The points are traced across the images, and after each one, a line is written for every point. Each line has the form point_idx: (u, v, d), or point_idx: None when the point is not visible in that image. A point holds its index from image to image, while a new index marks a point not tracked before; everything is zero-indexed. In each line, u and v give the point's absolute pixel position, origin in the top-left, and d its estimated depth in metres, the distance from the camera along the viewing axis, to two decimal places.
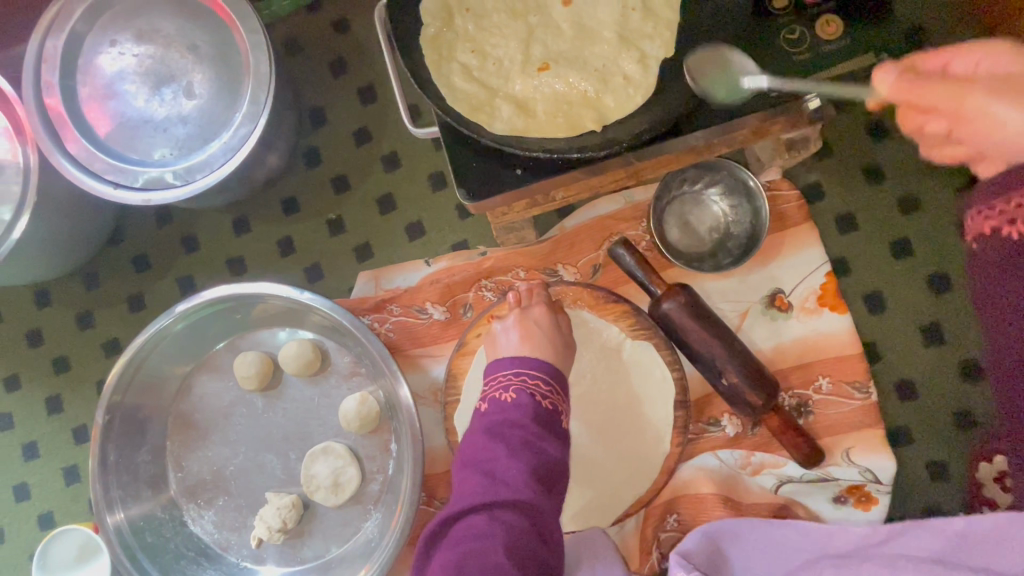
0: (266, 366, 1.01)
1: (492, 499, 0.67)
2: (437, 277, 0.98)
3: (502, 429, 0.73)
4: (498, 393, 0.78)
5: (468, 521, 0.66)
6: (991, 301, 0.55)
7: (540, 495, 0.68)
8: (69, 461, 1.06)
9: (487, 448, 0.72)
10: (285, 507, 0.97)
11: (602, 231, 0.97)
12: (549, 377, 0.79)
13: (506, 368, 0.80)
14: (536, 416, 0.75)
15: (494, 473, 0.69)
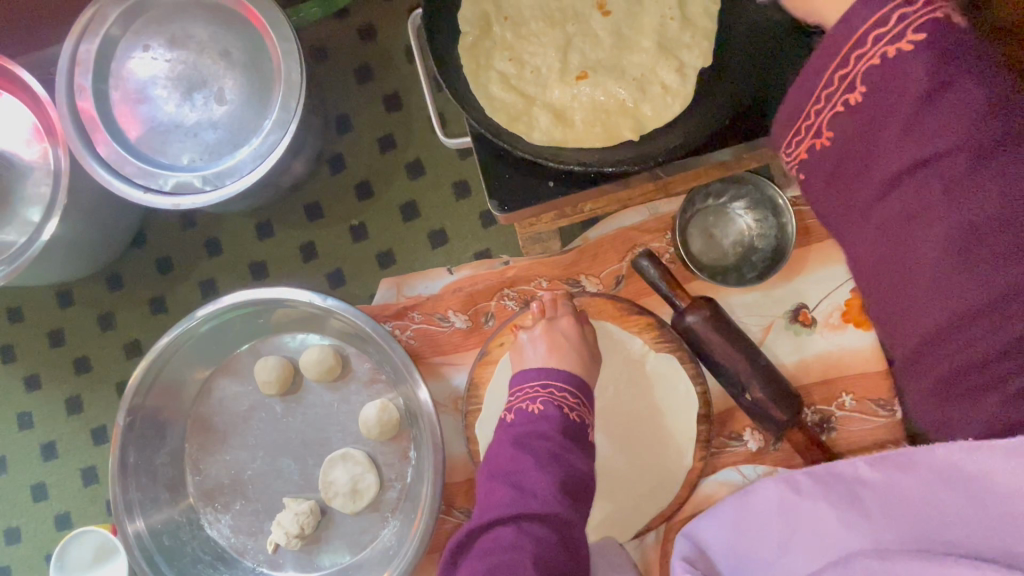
0: (288, 370, 1.01)
1: (520, 510, 0.67)
2: (460, 285, 0.98)
3: (530, 439, 0.74)
4: (525, 403, 0.78)
5: (495, 532, 0.66)
6: (876, 273, 0.49)
7: (568, 508, 0.68)
8: (87, 462, 1.06)
9: (514, 458, 0.72)
10: (303, 513, 0.97)
11: (625, 243, 0.96)
12: (575, 389, 0.80)
13: (533, 380, 0.81)
14: (563, 428, 0.75)
15: (523, 484, 0.70)
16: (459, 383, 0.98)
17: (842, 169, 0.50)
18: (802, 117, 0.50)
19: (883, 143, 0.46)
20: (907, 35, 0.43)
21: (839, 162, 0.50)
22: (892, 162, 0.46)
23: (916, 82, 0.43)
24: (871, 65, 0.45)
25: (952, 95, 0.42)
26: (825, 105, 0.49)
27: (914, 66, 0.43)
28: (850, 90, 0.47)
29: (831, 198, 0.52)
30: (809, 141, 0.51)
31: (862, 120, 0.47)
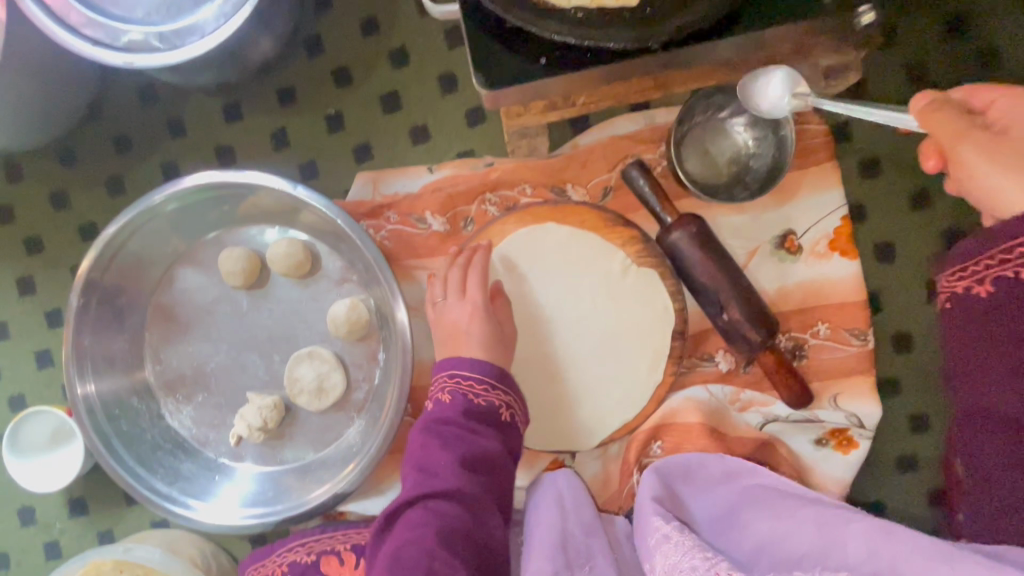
0: (254, 263, 0.96)
1: (426, 491, 0.71)
2: (440, 185, 0.93)
3: (436, 426, 0.76)
4: (435, 394, 0.81)
5: (407, 514, 0.71)
6: (983, 415, 0.55)
7: (472, 481, 0.73)
8: (41, 345, 1.02)
9: (423, 449, 0.75)
10: (266, 408, 0.95)
11: (617, 152, 0.92)
12: (484, 376, 0.80)
13: (443, 369, 0.82)
14: (472, 410, 0.77)
15: (427, 472, 0.73)
16: None
17: (989, 329, 0.53)
18: (976, 260, 0.53)
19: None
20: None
21: (993, 317, 0.53)
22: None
23: None
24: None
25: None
26: (991, 266, 0.52)
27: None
28: (1013, 268, 0.51)
29: (958, 339, 0.56)
30: (969, 283, 0.54)
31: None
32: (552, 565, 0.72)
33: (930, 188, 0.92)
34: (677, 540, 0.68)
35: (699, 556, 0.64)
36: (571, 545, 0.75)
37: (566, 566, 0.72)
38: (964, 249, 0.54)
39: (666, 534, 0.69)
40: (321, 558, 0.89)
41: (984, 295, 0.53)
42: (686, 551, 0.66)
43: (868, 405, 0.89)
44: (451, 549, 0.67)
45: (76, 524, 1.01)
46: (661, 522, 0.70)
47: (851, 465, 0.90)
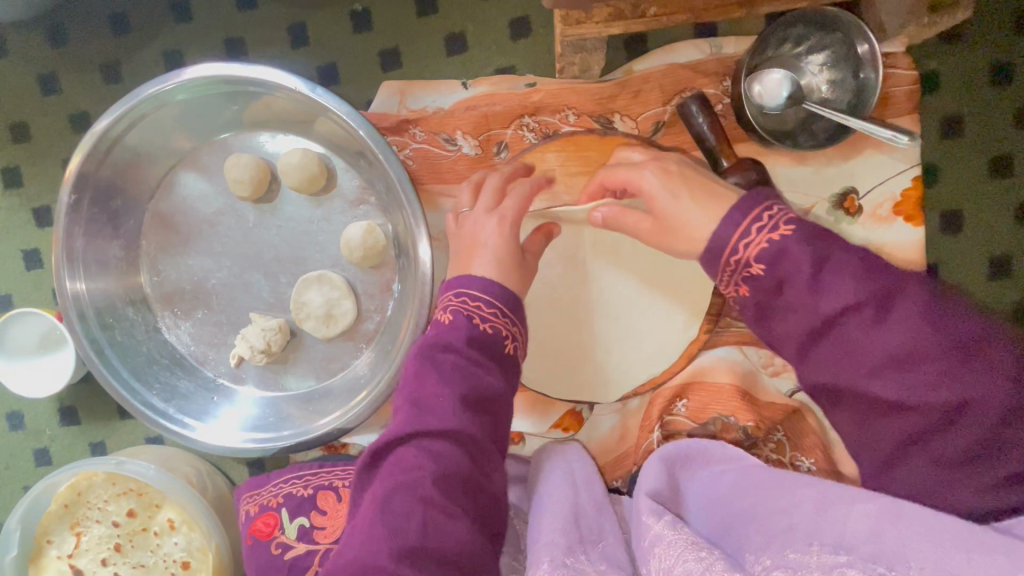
0: (263, 173, 0.88)
1: (420, 428, 0.60)
2: (474, 103, 0.84)
3: (434, 352, 0.65)
4: (437, 314, 0.69)
5: (397, 453, 0.60)
6: (829, 391, 0.52)
7: (475, 420, 0.61)
8: (28, 244, 0.94)
9: (416, 378, 0.64)
10: (270, 330, 0.90)
11: (676, 82, 0.82)
12: (488, 300, 0.69)
13: (448, 289, 0.71)
14: (474, 338, 0.66)
15: (422, 406, 0.62)
16: None
17: (778, 308, 0.53)
18: (725, 264, 0.56)
19: (802, 294, 0.51)
20: (781, 227, 0.54)
21: (770, 305, 0.54)
22: (816, 310, 0.50)
23: (802, 253, 0.52)
24: (762, 247, 0.54)
25: (837, 272, 0.51)
26: (747, 249, 0.55)
27: (795, 250, 0.52)
28: (749, 267, 0.55)
29: (765, 333, 0.57)
30: (735, 286, 0.57)
31: (782, 279, 0.52)
32: (564, 540, 0.67)
33: (1011, 154, 0.84)
34: (670, 540, 0.63)
35: (692, 557, 0.59)
36: (582, 522, 0.72)
37: (577, 542, 0.68)
38: (718, 246, 0.57)
39: (658, 534, 0.64)
40: (320, 491, 0.85)
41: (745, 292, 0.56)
42: (679, 552, 0.60)
43: None
44: (450, 495, 0.57)
45: (67, 433, 0.98)
46: (653, 521, 0.67)
47: None
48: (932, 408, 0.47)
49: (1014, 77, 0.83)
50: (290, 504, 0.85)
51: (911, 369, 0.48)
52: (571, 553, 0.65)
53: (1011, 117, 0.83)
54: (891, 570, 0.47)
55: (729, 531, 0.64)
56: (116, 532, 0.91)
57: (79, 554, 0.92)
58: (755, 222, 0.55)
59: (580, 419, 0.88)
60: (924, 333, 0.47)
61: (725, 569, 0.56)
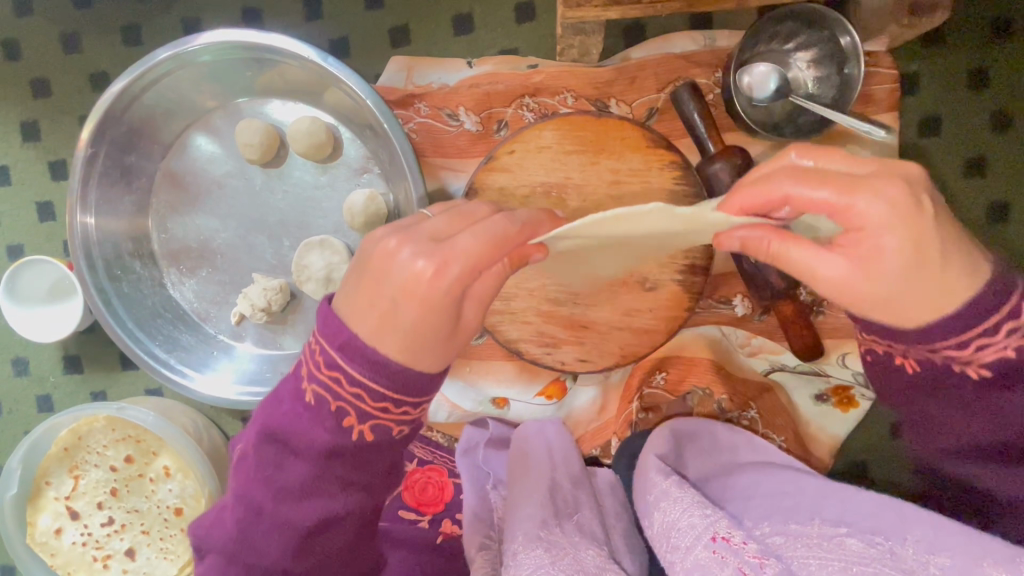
0: (272, 138, 0.91)
1: (251, 541, 0.58)
2: (478, 81, 0.88)
3: (288, 446, 0.57)
4: (302, 385, 0.56)
5: (225, 552, 0.59)
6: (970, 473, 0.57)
7: (317, 538, 0.58)
8: (43, 196, 0.98)
9: (260, 471, 0.58)
10: (271, 290, 0.93)
11: (670, 72, 0.87)
12: (363, 384, 0.53)
13: (315, 343, 0.56)
14: (337, 444, 0.56)
15: (263, 512, 0.58)
16: (456, 192, 0.91)
17: (965, 398, 0.55)
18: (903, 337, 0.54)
19: (993, 396, 0.54)
20: (1002, 325, 0.52)
21: (940, 385, 0.55)
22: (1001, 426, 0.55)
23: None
24: (997, 356, 0.53)
25: None
26: (942, 335, 0.53)
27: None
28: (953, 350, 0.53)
29: (915, 404, 0.58)
30: (900, 355, 0.56)
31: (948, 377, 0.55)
32: (541, 514, 0.71)
33: (984, 156, 0.88)
34: (676, 497, 0.67)
35: (698, 513, 0.64)
36: (558, 496, 0.75)
37: (552, 515, 0.71)
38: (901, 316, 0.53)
39: (665, 490, 0.68)
40: None
41: (907, 364, 0.56)
42: (684, 508, 0.64)
43: None
44: None
45: (70, 381, 1.01)
46: (661, 478, 0.70)
47: (848, 423, 0.92)
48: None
49: (989, 83, 0.87)
50: None
51: None
52: (546, 526, 0.69)
53: (986, 120, 0.88)
54: (887, 540, 0.57)
55: (732, 501, 0.70)
56: (113, 477, 0.95)
57: (76, 497, 0.95)
58: (982, 330, 0.52)
59: (562, 388, 0.92)
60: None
61: (728, 527, 0.62)
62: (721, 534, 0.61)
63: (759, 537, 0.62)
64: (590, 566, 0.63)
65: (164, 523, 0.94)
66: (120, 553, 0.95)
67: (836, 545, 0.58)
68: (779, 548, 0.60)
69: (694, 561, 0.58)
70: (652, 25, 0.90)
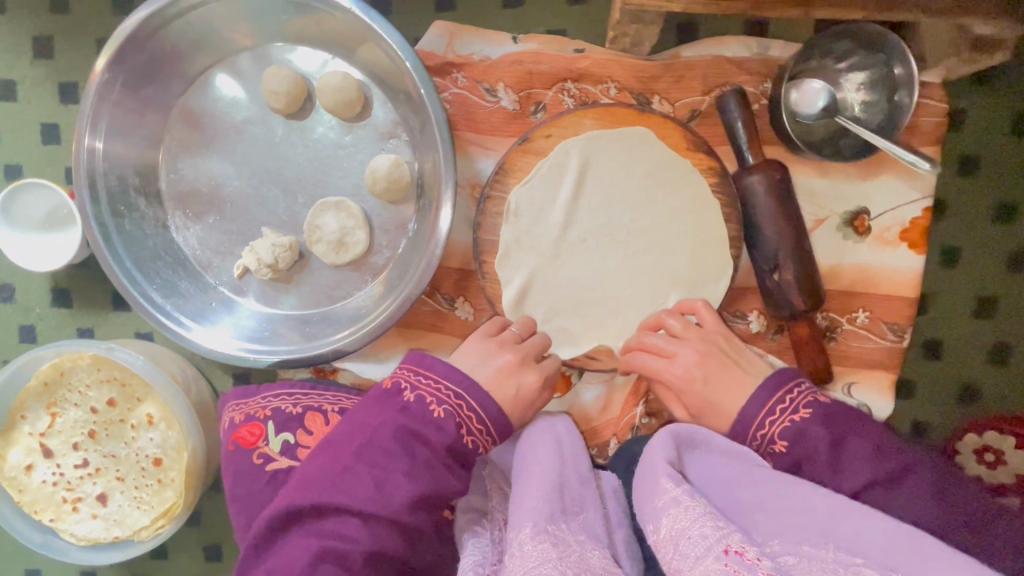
0: (299, 89, 0.87)
1: (336, 538, 0.66)
2: (521, 58, 0.85)
3: (402, 449, 0.70)
4: (428, 396, 0.73)
5: (303, 541, 0.66)
6: None
7: (395, 545, 0.68)
8: (49, 118, 0.93)
9: (369, 464, 0.69)
10: (280, 247, 0.90)
11: (719, 75, 0.84)
12: (483, 417, 0.75)
13: (440, 372, 0.75)
14: (450, 449, 0.72)
15: (353, 507, 0.67)
16: (484, 170, 0.88)
17: (821, 469, 0.69)
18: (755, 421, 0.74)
19: (830, 465, 0.68)
20: (801, 408, 0.71)
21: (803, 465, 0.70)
22: (842, 488, 0.68)
23: (825, 434, 0.69)
24: (785, 426, 0.71)
25: (853, 451, 0.68)
26: (776, 416, 0.72)
27: (813, 432, 0.69)
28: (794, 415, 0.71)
29: None
30: (768, 442, 0.73)
31: (800, 457, 0.70)
32: (548, 508, 0.71)
33: (1015, 202, 0.88)
34: (687, 505, 0.67)
35: (710, 524, 0.65)
36: (567, 493, 0.75)
37: (560, 512, 0.72)
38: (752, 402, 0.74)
39: (676, 497, 0.68)
40: (309, 411, 0.86)
41: (779, 450, 0.71)
42: (696, 517, 0.66)
43: (882, 399, 0.88)
44: None
45: (56, 314, 0.97)
46: (671, 485, 0.69)
47: None
48: (962, 521, 0.63)
49: None
50: (277, 419, 0.86)
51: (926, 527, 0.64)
52: (553, 521, 0.70)
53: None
54: None
55: (744, 512, 0.69)
56: (93, 419, 0.91)
57: (51, 435, 0.92)
58: (778, 403, 0.72)
59: (567, 382, 0.90)
60: (874, 467, 0.66)
61: (740, 541, 0.64)
62: (732, 549, 0.62)
63: (770, 555, 0.64)
64: (594, 567, 0.67)
65: (141, 472, 0.92)
66: (92, 497, 0.92)
67: (852, 573, 0.60)
68: (791, 568, 0.62)
69: (703, 571, 0.61)
70: (705, 24, 0.88)
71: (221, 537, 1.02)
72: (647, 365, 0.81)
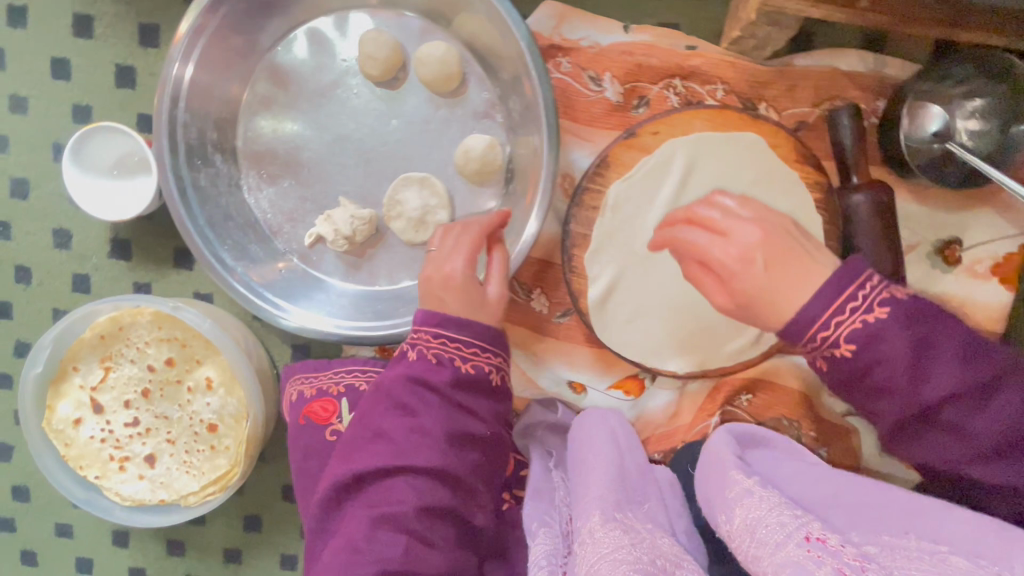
0: (396, 56, 0.84)
1: (385, 505, 0.66)
2: (631, 49, 0.82)
3: (418, 400, 0.70)
4: (425, 344, 0.72)
5: (356, 520, 0.66)
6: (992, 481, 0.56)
7: (443, 494, 0.68)
8: (124, 60, 0.88)
9: (392, 424, 0.70)
10: (359, 219, 0.87)
11: (831, 88, 0.82)
12: (473, 342, 0.72)
13: (434, 320, 0.73)
14: (455, 380, 0.71)
15: (389, 469, 0.68)
16: (578, 162, 0.86)
17: (875, 363, 0.54)
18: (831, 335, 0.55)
19: (896, 363, 0.53)
20: (875, 308, 0.54)
21: (853, 373, 0.55)
22: (920, 398, 0.54)
23: (903, 337, 0.53)
24: (853, 327, 0.54)
25: (943, 357, 0.53)
26: (843, 322, 0.54)
27: (894, 334, 0.53)
28: (870, 315, 0.54)
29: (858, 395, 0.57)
30: (827, 349, 0.55)
31: (869, 365, 0.54)
32: (613, 497, 0.70)
33: None
34: (761, 496, 0.65)
35: (788, 513, 0.62)
36: (628, 482, 0.74)
37: (624, 499, 0.71)
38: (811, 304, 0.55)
39: (747, 488, 0.66)
40: None
41: (845, 354, 0.55)
42: (773, 506, 0.63)
43: None
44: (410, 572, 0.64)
45: (113, 266, 0.93)
46: (741, 477, 0.68)
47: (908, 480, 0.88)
48: None
49: None
50: (350, 397, 0.86)
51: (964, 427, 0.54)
52: (620, 508, 0.69)
53: None
54: (994, 565, 0.52)
55: (814, 502, 0.67)
56: (147, 377, 0.88)
57: (103, 390, 0.89)
58: (849, 301, 0.54)
59: (641, 385, 0.89)
60: (966, 373, 0.53)
61: (821, 528, 0.60)
62: (817, 535, 0.58)
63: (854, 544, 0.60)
64: (666, 553, 0.63)
65: (193, 436, 0.89)
66: (140, 457, 0.89)
67: (939, 561, 0.54)
68: (876, 557, 0.57)
69: (785, 556, 0.55)
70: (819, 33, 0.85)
71: (261, 509, 1.00)
72: (696, 242, 0.63)
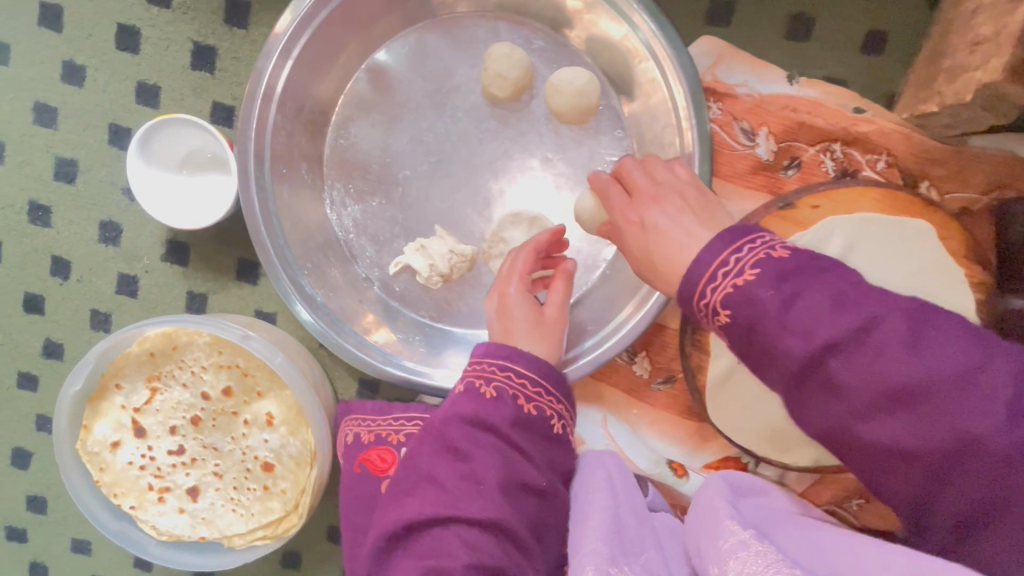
0: (524, 76, 0.73)
1: (433, 560, 0.58)
2: (794, 104, 0.73)
3: (471, 439, 0.63)
4: (479, 381, 0.66)
5: (402, 572, 0.60)
6: (887, 454, 0.46)
7: (495, 549, 0.60)
8: (204, 38, 0.76)
9: (442, 467, 0.63)
10: (458, 256, 0.75)
11: (1008, 176, 0.71)
12: (538, 380, 0.66)
13: (492, 355, 0.68)
14: (517, 421, 0.65)
15: (438, 518, 0.61)
16: None
17: (784, 341, 0.47)
18: (701, 296, 0.50)
19: (799, 325, 0.46)
20: (748, 270, 0.49)
21: (752, 347, 0.49)
22: (789, 355, 0.47)
23: (790, 291, 0.47)
24: (732, 292, 0.49)
25: (810, 302, 0.46)
26: (719, 284, 0.49)
27: (761, 293, 0.47)
28: (744, 278, 0.49)
29: (805, 409, 0.48)
30: (718, 321, 0.50)
31: (752, 322, 0.48)
32: (608, 549, 0.64)
33: None
34: (759, 550, 0.55)
35: (787, 572, 0.51)
36: (624, 533, 0.68)
37: (619, 551, 0.65)
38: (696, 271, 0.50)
39: (744, 541, 0.57)
40: None
41: (727, 321, 0.50)
42: (773, 562, 0.53)
43: None
44: None
45: (166, 270, 0.82)
46: (737, 528, 0.59)
47: None
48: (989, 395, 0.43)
49: None
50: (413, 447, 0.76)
51: (906, 400, 0.44)
52: (615, 564, 0.63)
53: None
54: None
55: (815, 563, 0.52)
56: (201, 405, 0.79)
57: (147, 412, 0.79)
58: (724, 264, 0.50)
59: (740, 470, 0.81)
60: (839, 322, 0.45)
61: None
62: None
63: None
64: None
65: (244, 474, 0.80)
66: (182, 489, 0.80)
67: None
68: None
69: None
70: None
71: (302, 547, 0.91)
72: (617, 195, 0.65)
